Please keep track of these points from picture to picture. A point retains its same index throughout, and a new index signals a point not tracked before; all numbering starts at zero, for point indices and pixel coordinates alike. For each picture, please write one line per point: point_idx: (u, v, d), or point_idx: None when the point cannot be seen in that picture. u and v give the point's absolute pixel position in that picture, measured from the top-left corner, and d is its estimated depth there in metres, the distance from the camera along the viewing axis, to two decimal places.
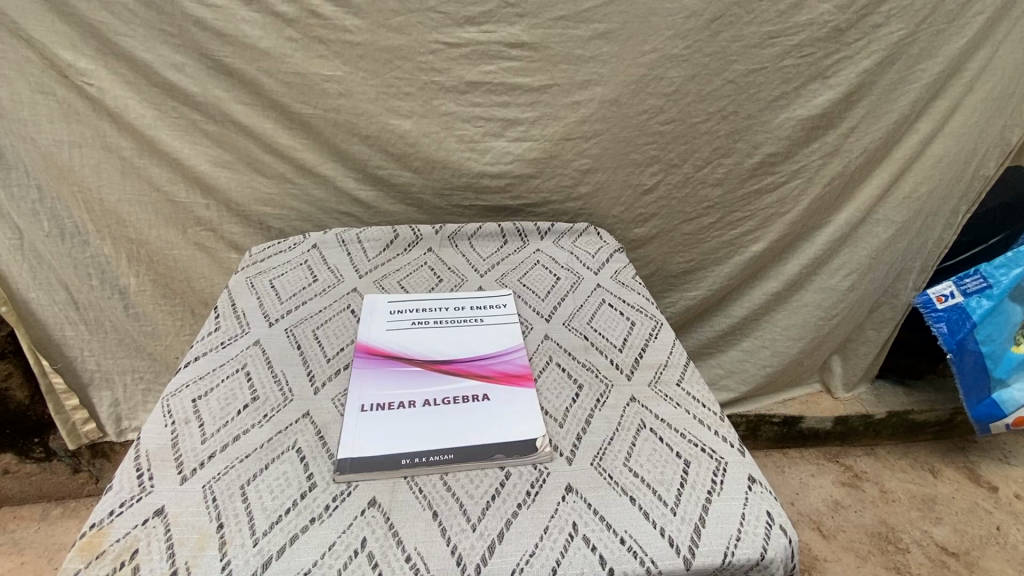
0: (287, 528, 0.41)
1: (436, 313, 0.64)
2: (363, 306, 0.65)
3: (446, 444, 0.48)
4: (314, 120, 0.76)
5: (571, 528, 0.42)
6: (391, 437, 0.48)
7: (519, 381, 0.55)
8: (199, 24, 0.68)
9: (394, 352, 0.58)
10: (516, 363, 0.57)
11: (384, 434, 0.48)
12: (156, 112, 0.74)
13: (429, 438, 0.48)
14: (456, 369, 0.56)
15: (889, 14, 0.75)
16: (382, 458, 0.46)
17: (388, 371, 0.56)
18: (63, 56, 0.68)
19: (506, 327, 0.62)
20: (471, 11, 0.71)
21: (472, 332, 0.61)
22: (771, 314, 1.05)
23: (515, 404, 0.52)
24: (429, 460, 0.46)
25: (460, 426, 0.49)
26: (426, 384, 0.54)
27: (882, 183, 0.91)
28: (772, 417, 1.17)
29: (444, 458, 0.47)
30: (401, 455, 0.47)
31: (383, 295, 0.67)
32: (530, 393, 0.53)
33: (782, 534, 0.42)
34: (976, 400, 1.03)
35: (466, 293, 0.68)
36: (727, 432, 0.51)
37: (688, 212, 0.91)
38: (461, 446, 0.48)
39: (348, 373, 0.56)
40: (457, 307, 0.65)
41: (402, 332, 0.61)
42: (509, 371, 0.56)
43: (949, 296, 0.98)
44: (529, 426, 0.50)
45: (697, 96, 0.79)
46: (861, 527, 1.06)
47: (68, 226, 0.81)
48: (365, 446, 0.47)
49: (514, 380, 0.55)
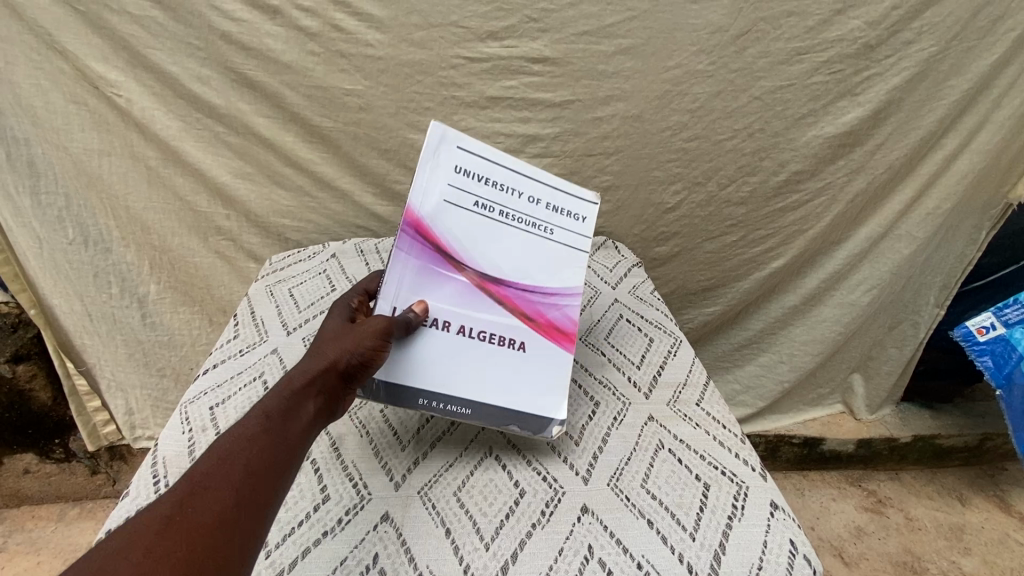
0: (298, 542, 0.41)
1: (505, 202, 0.50)
2: (426, 135, 0.47)
3: (466, 395, 0.47)
4: (334, 133, 0.77)
5: (587, 551, 0.41)
6: (414, 366, 0.46)
7: (562, 341, 0.50)
8: (225, 38, 0.70)
9: (447, 247, 0.48)
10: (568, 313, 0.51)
11: (407, 358, 0.46)
12: (181, 123, 0.75)
13: (456, 385, 0.47)
14: (506, 300, 0.49)
15: (919, 31, 0.74)
16: (401, 391, 0.46)
17: (432, 273, 0.47)
18: (96, 68, 0.70)
19: (573, 255, 0.52)
20: (493, 27, 0.71)
21: (536, 248, 0.50)
22: (791, 331, 1.03)
23: (552, 372, 0.49)
24: (444, 407, 0.46)
25: (488, 377, 0.48)
26: (468, 306, 0.48)
27: (906, 200, 0.88)
28: (791, 438, 1.14)
29: (459, 410, 0.47)
30: (420, 393, 0.46)
31: (451, 128, 0.48)
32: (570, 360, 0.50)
33: (806, 565, 0.41)
34: None
35: (548, 178, 0.52)
36: (748, 455, 0.49)
37: (711, 231, 0.90)
38: (483, 405, 0.47)
39: (389, 250, 0.46)
40: (530, 200, 0.51)
41: (458, 215, 0.48)
42: (557, 321, 0.51)
43: (991, 328, 0.95)
44: (553, 402, 0.49)
45: (721, 113, 0.78)
46: (885, 555, 1.02)
47: (92, 234, 0.83)
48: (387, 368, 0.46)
49: (558, 338, 0.50)
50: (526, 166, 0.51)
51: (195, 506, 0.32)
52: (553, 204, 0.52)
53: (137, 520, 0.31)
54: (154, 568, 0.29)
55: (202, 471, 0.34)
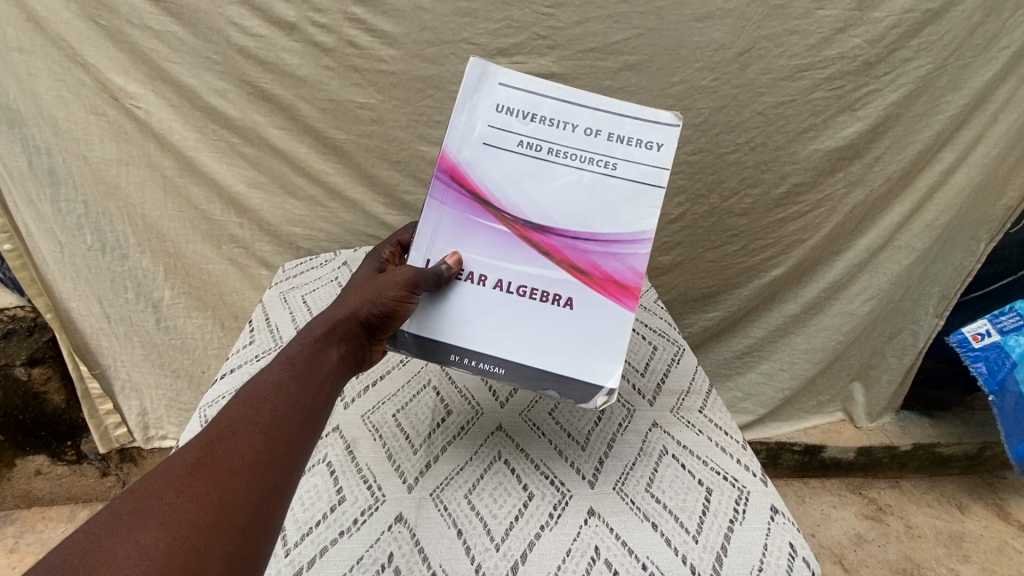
0: (317, 541, 0.43)
1: (554, 138, 0.49)
2: (464, 75, 0.48)
3: (500, 355, 0.47)
4: (346, 144, 0.80)
5: (594, 552, 0.43)
6: (449, 325, 0.48)
7: (613, 294, 0.48)
8: (243, 52, 0.72)
9: (483, 190, 0.49)
10: (622, 262, 0.48)
11: (443, 317, 0.48)
12: (198, 134, 0.78)
13: (493, 342, 0.48)
14: (549, 248, 0.48)
15: (917, 48, 0.76)
16: (437, 345, 0.48)
17: (468, 220, 0.49)
18: (116, 81, 0.73)
19: (633, 193, 0.48)
20: (503, 43, 0.73)
21: (589, 189, 0.49)
22: (792, 340, 1.05)
23: (598, 331, 0.48)
24: (478, 365, 0.47)
25: (527, 336, 0.48)
26: (506, 255, 0.48)
27: (905, 211, 0.90)
28: (792, 445, 1.15)
29: (493, 368, 0.47)
30: (454, 350, 0.48)
31: (493, 67, 0.48)
32: (621, 315, 0.48)
33: (805, 566, 0.42)
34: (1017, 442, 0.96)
35: (609, 107, 0.49)
36: (750, 460, 0.51)
37: (713, 241, 0.92)
38: (518, 364, 0.47)
39: (425, 198, 0.49)
40: (587, 134, 0.49)
41: (498, 155, 0.49)
42: (610, 273, 0.48)
43: (985, 334, 0.96)
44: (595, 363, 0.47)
45: (723, 127, 0.80)
46: (885, 562, 1.04)
47: (110, 240, 0.85)
48: (424, 326, 0.48)
49: (609, 289, 0.48)
50: (584, 97, 0.48)
51: (226, 440, 0.35)
52: (616, 135, 0.49)
53: (172, 462, 0.33)
54: (193, 489, 0.32)
55: (230, 418, 0.37)
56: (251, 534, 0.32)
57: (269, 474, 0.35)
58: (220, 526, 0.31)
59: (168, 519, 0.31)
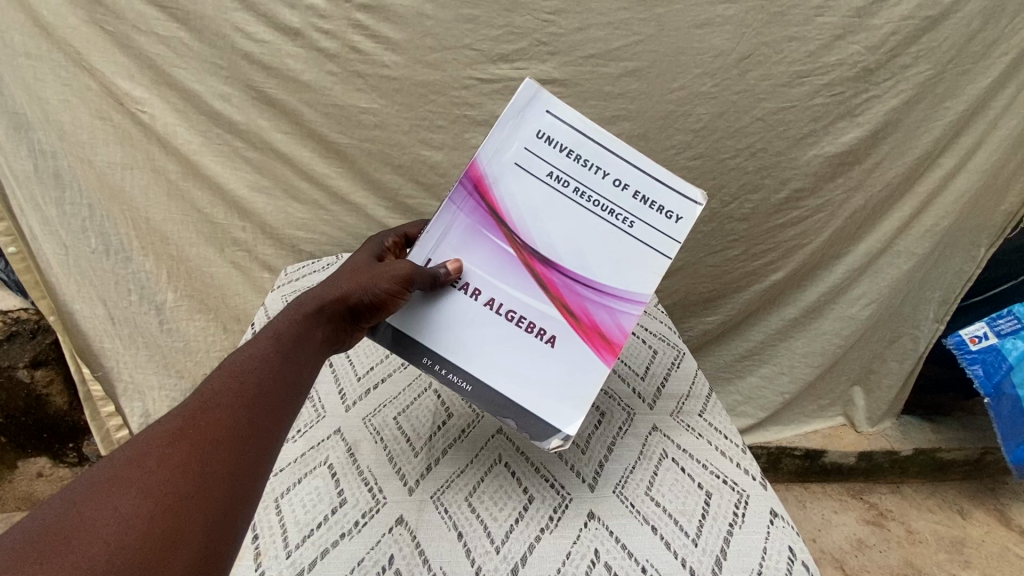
0: (318, 543, 0.43)
1: (583, 179, 0.49)
2: (518, 91, 0.48)
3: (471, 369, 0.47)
4: (349, 149, 0.80)
5: (593, 555, 0.43)
6: (431, 326, 0.48)
7: (597, 344, 0.48)
8: (248, 58, 0.73)
9: (501, 208, 0.49)
10: (617, 317, 0.48)
11: (428, 318, 0.48)
12: (202, 139, 0.78)
13: (466, 357, 0.48)
14: (547, 282, 0.48)
15: (917, 55, 0.77)
16: (414, 344, 0.48)
17: (479, 233, 0.49)
18: (122, 86, 0.74)
19: (643, 251, 0.48)
20: (505, 49, 0.74)
21: (600, 237, 0.48)
22: (792, 344, 1.05)
23: (576, 376, 0.47)
24: (446, 373, 0.47)
25: (501, 360, 0.48)
26: (501, 274, 0.49)
27: (905, 216, 0.90)
28: (793, 450, 1.15)
29: (459, 379, 0.47)
30: (428, 352, 0.47)
31: (547, 93, 0.49)
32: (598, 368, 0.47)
33: (804, 570, 0.42)
34: (1014, 444, 0.96)
35: (643, 166, 0.49)
36: (749, 464, 0.51)
37: (713, 246, 0.92)
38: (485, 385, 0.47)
39: (444, 200, 0.50)
40: (615, 185, 0.48)
41: (525, 178, 0.49)
42: (601, 323, 0.48)
43: (983, 337, 0.96)
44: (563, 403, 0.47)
45: (723, 133, 0.81)
46: (886, 567, 1.04)
47: (114, 243, 0.86)
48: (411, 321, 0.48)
49: (593, 339, 0.48)
50: (624, 147, 0.49)
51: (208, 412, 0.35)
52: (644, 195, 0.48)
53: (155, 430, 0.34)
54: (173, 459, 0.32)
55: (214, 390, 0.37)
56: (231, 506, 0.33)
57: (250, 449, 0.35)
58: (198, 496, 0.32)
59: (148, 486, 0.31)
